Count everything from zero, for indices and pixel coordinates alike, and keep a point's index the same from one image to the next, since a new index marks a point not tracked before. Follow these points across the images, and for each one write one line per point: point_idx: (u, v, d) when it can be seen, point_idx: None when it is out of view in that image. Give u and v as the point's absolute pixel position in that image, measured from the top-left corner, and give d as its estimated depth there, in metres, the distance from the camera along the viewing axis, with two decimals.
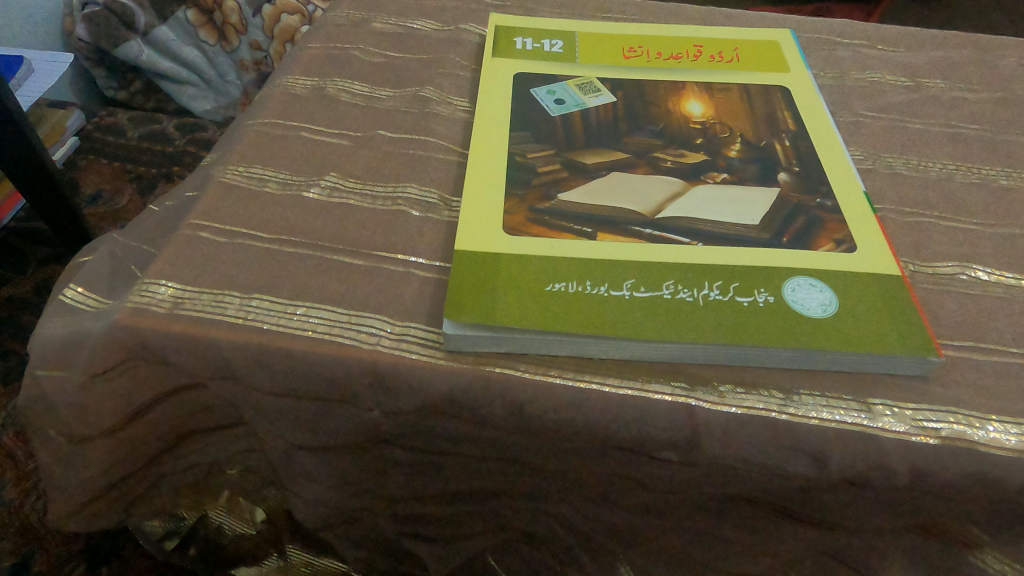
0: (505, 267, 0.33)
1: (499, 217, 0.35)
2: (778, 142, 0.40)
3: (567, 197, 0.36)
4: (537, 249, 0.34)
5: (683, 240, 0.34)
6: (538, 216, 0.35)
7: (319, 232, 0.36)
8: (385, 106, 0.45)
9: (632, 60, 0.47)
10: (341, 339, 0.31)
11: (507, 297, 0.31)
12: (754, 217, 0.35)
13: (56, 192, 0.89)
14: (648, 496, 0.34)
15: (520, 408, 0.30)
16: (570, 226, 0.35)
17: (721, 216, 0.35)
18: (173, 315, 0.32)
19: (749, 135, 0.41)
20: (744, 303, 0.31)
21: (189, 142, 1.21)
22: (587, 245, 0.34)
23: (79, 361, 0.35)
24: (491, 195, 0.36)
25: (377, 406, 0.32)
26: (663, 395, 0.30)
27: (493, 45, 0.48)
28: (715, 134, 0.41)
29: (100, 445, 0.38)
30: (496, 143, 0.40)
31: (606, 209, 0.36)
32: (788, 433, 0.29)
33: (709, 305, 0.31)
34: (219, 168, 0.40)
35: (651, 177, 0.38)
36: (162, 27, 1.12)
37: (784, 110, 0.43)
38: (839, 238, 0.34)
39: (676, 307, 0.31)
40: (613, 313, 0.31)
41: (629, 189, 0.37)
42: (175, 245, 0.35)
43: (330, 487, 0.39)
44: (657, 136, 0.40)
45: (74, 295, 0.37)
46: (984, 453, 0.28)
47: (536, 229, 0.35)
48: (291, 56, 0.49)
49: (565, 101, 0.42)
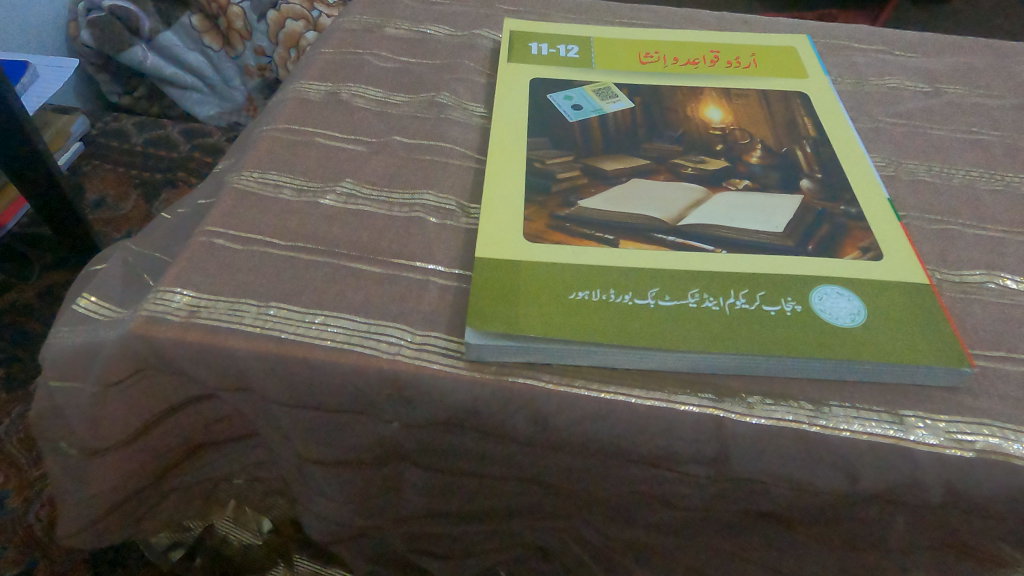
0: (527, 275, 0.32)
1: (519, 224, 0.35)
2: (798, 149, 0.40)
3: (589, 204, 0.36)
4: (560, 256, 0.33)
5: (707, 248, 0.34)
6: (559, 222, 0.35)
7: (337, 239, 0.36)
8: (400, 111, 0.44)
9: (649, 65, 0.46)
10: (360, 348, 0.31)
11: (531, 307, 0.31)
12: (778, 224, 0.35)
13: (59, 196, 0.88)
14: (671, 511, 0.33)
15: (544, 419, 0.30)
16: (592, 232, 0.34)
17: (745, 223, 0.35)
18: (189, 324, 0.31)
19: (769, 142, 0.40)
20: (770, 313, 0.31)
21: (195, 147, 1.20)
22: (610, 253, 0.33)
23: (94, 370, 0.34)
24: (511, 202, 0.36)
25: (397, 418, 0.32)
26: (691, 406, 0.29)
27: (508, 50, 0.47)
28: (735, 140, 0.40)
29: (113, 457, 0.38)
30: (514, 150, 0.39)
31: (628, 216, 0.35)
32: (818, 446, 0.28)
33: (735, 314, 0.31)
34: (234, 174, 0.40)
35: (673, 184, 0.37)
36: (168, 32, 1.13)
37: (803, 116, 0.42)
38: (865, 246, 0.34)
39: (702, 316, 0.30)
40: (638, 322, 0.30)
41: (650, 196, 0.36)
42: (191, 254, 0.34)
43: (344, 500, 0.38)
44: (677, 142, 0.40)
45: (88, 304, 0.37)
46: (1021, 467, 0.27)
47: (558, 236, 0.34)
48: (304, 61, 0.49)
49: (583, 107, 0.42)
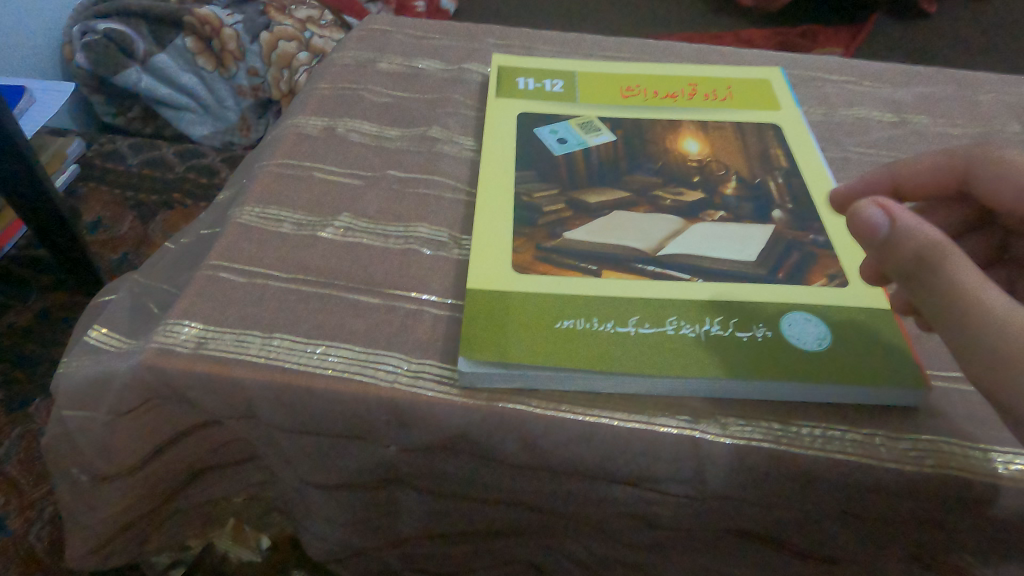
0: (515, 305, 0.34)
1: (508, 256, 0.37)
2: (771, 180, 0.42)
3: (573, 236, 0.38)
4: (546, 286, 0.35)
5: (684, 277, 0.36)
6: (545, 254, 0.37)
7: (335, 271, 0.38)
8: (394, 145, 0.47)
9: (630, 99, 0.49)
10: (360, 376, 0.33)
11: (519, 335, 0.33)
12: (750, 253, 0.37)
13: (59, 223, 0.90)
14: (654, 526, 0.35)
15: (532, 442, 0.32)
16: (576, 263, 0.36)
17: (719, 253, 0.37)
18: (197, 355, 0.33)
19: (743, 173, 0.43)
20: (742, 338, 0.33)
21: (189, 168, 1.19)
22: (593, 283, 0.36)
23: (106, 399, 0.36)
24: (500, 235, 0.38)
25: (395, 442, 0.34)
26: (669, 428, 0.31)
27: (497, 85, 0.49)
28: (711, 172, 0.43)
29: (121, 481, 0.40)
30: (503, 184, 0.41)
31: (610, 247, 0.37)
32: (788, 464, 0.31)
33: (710, 340, 0.33)
34: (236, 208, 0.42)
35: (652, 216, 0.39)
36: (162, 54, 1.16)
37: (776, 148, 0.44)
38: (831, 273, 0.36)
39: (679, 343, 0.33)
40: (619, 349, 0.32)
41: (631, 227, 0.39)
42: (197, 287, 0.36)
43: (344, 520, 0.40)
44: (657, 175, 0.42)
45: (99, 335, 0.39)
46: (974, 481, 0.30)
47: (545, 267, 0.36)
48: (302, 96, 0.51)
49: (568, 141, 0.44)
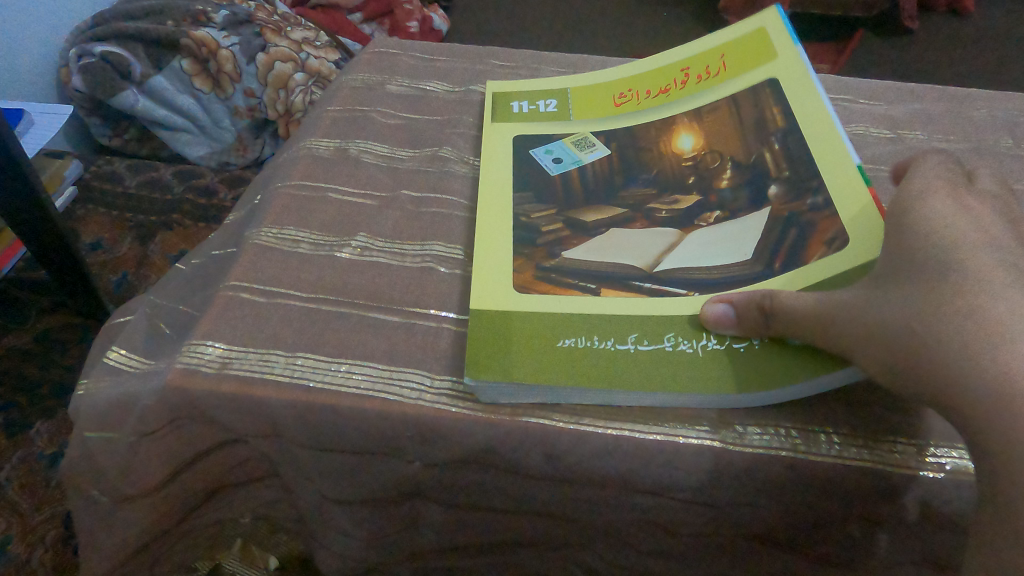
0: (518, 324, 0.35)
1: (510, 277, 0.38)
2: (767, 154, 0.42)
3: (571, 255, 0.39)
4: (551, 305, 0.36)
5: (680, 292, 0.36)
6: (545, 273, 0.38)
7: (354, 290, 0.38)
8: (406, 166, 0.47)
9: (622, 107, 0.49)
10: (384, 394, 0.33)
11: (522, 355, 0.34)
12: (745, 251, 0.37)
13: (73, 262, 0.90)
14: (671, 536, 0.36)
15: (554, 454, 0.33)
16: (576, 282, 0.37)
17: (715, 259, 0.37)
18: (222, 375, 0.34)
19: (739, 160, 0.42)
20: (740, 349, 0.33)
21: (189, 188, 1.18)
22: (592, 302, 0.36)
23: (129, 420, 0.37)
24: (502, 257, 0.39)
25: (417, 458, 0.34)
26: (689, 438, 0.32)
27: (492, 111, 0.51)
28: (705, 167, 0.43)
29: (140, 501, 0.40)
30: (502, 205, 0.43)
31: (607, 264, 0.38)
32: (805, 470, 0.31)
33: (708, 356, 0.33)
34: (253, 230, 0.42)
35: (649, 230, 0.40)
36: (159, 77, 1.14)
37: (773, 109, 0.44)
38: (829, 237, 0.36)
39: (677, 359, 0.33)
40: (618, 367, 0.33)
41: (628, 244, 0.39)
42: (218, 308, 0.37)
43: (363, 537, 0.41)
44: (653, 184, 0.43)
45: (118, 356, 0.40)
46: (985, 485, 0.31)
47: (545, 286, 0.37)
48: (312, 119, 0.52)
49: (563, 160, 0.46)
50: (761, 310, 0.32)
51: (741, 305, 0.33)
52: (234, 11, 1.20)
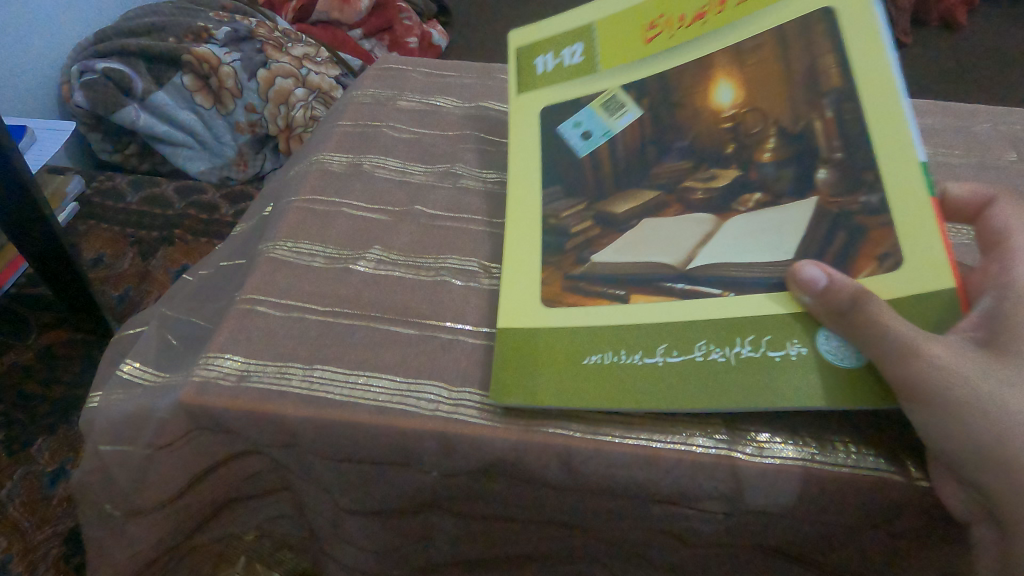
0: (545, 341, 0.35)
1: (536, 291, 0.37)
2: (819, 121, 0.35)
3: (602, 257, 0.37)
4: (578, 318, 0.35)
5: (714, 293, 0.34)
6: (572, 282, 0.37)
7: (369, 302, 0.38)
8: (419, 180, 0.48)
9: (654, 44, 0.43)
10: (402, 406, 0.33)
11: (548, 377, 0.33)
12: (787, 250, 0.33)
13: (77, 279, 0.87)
14: (685, 546, 0.36)
15: (571, 464, 0.33)
16: (604, 289, 0.36)
17: (752, 256, 0.34)
18: (240, 388, 0.34)
19: (785, 125, 0.36)
20: (776, 358, 0.31)
21: (190, 205, 1.14)
22: (620, 309, 0.35)
23: (145, 432, 0.37)
24: (528, 269, 0.38)
25: (436, 468, 0.34)
26: (706, 448, 0.32)
27: (516, 76, 0.47)
28: (746, 133, 0.37)
29: (153, 514, 0.39)
30: (533, 203, 0.41)
31: (639, 266, 0.36)
32: (824, 481, 0.31)
33: (740, 366, 0.32)
34: (268, 244, 0.43)
35: (683, 219, 0.37)
36: (161, 92, 1.13)
37: (829, 62, 0.35)
38: (883, 252, 0.31)
39: (707, 371, 0.32)
40: (644, 384, 0.32)
41: (661, 238, 0.37)
42: (235, 322, 0.37)
43: (376, 552, 0.41)
44: (688, 157, 0.39)
45: (130, 369, 0.40)
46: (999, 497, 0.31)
47: (571, 297, 0.36)
48: (324, 133, 0.53)
49: (591, 134, 0.43)
50: (853, 302, 0.29)
51: (834, 287, 0.30)
52: (235, 28, 1.20)
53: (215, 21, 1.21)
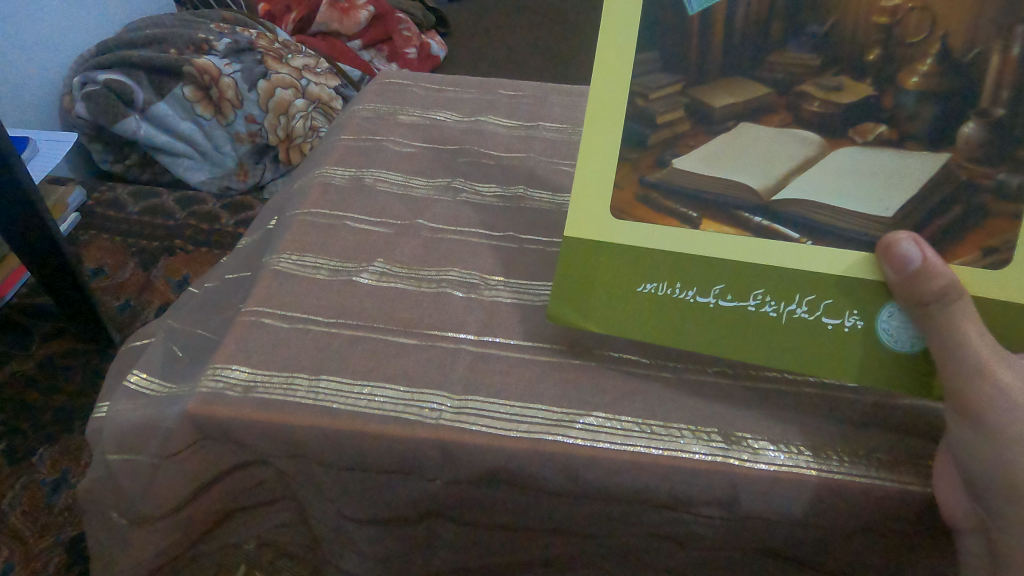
0: (603, 259, 0.34)
1: (608, 189, 0.33)
2: (997, 56, 0.28)
3: (685, 164, 0.32)
4: (641, 239, 0.33)
5: (792, 237, 0.31)
6: (646, 191, 0.33)
7: (372, 314, 0.39)
8: (420, 194, 0.49)
9: None
10: (405, 415, 0.34)
11: (599, 297, 0.34)
12: (888, 208, 0.30)
13: (79, 288, 0.85)
14: (681, 551, 0.37)
15: (570, 472, 0.33)
16: (675, 206, 0.32)
17: (852, 199, 0.30)
18: (246, 398, 0.35)
19: (952, 50, 0.28)
20: (828, 327, 0.31)
21: (191, 215, 1.13)
22: (689, 235, 0.32)
23: (152, 440, 0.37)
24: (600, 169, 0.33)
25: (438, 475, 0.35)
26: (703, 455, 0.33)
27: None
28: (900, 41, 0.29)
29: (160, 522, 0.40)
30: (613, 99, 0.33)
31: (721, 185, 0.32)
32: (818, 487, 0.32)
33: (788, 325, 0.32)
34: (272, 256, 0.44)
35: (791, 132, 0.31)
36: (162, 103, 1.13)
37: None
38: (990, 247, 0.28)
39: (754, 321, 0.32)
40: (690, 322, 0.33)
41: (756, 156, 0.31)
42: (241, 333, 0.38)
43: (378, 558, 0.41)
44: (817, 49, 0.30)
45: (137, 379, 0.41)
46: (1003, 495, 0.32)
47: (641, 211, 0.33)
48: (326, 147, 0.54)
49: None
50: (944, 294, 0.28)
51: (932, 269, 0.28)
52: (236, 39, 1.22)
53: (216, 32, 1.22)
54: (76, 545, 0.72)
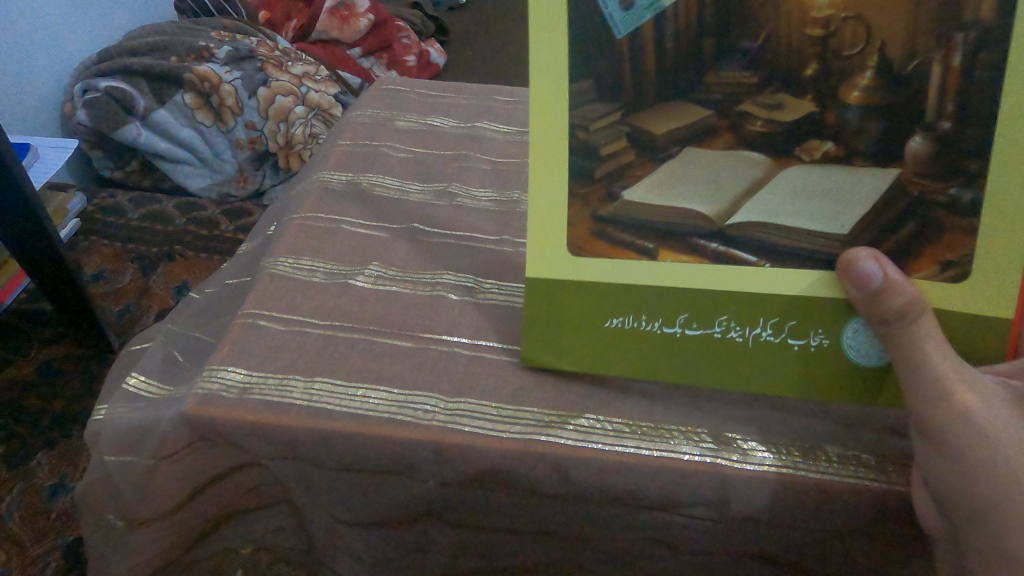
0: (568, 298, 0.34)
1: (563, 228, 0.33)
2: (939, 65, 0.27)
3: (632, 194, 0.32)
4: (601, 273, 0.33)
5: (751, 258, 0.31)
6: (602, 225, 0.32)
7: (367, 316, 0.40)
8: (416, 199, 0.49)
9: None
10: (398, 416, 0.34)
11: (571, 336, 0.35)
12: (844, 224, 0.29)
13: (78, 293, 0.85)
14: (674, 553, 0.37)
15: (562, 472, 0.34)
16: (631, 239, 0.32)
17: (803, 221, 0.30)
18: (242, 399, 0.35)
19: (890, 61, 0.28)
20: (796, 348, 0.32)
21: (190, 221, 1.13)
22: (650, 266, 0.32)
23: (149, 441, 0.38)
24: (555, 197, 0.33)
25: (432, 476, 0.35)
26: (694, 456, 0.33)
27: None
28: (836, 54, 0.28)
29: (156, 525, 0.40)
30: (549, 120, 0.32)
31: (672, 213, 0.31)
32: (808, 487, 0.32)
33: (755, 347, 0.32)
34: (269, 259, 0.44)
35: (736, 154, 0.30)
36: (162, 110, 1.14)
37: None
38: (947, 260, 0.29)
39: (722, 347, 0.33)
40: (664, 356, 0.34)
41: (702, 178, 0.31)
42: (237, 336, 0.39)
43: (374, 560, 0.42)
44: (752, 67, 0.29)
45: (136, 382, 0.42)
46: None
47: (600, 245, 0.32)
48: (324, 152, 0.55)
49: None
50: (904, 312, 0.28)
51: (894, 287, 0.28)
52: (236, 47, 1.21)
53: (216, 40, 1.23)
54: (75, 549, 0.71)
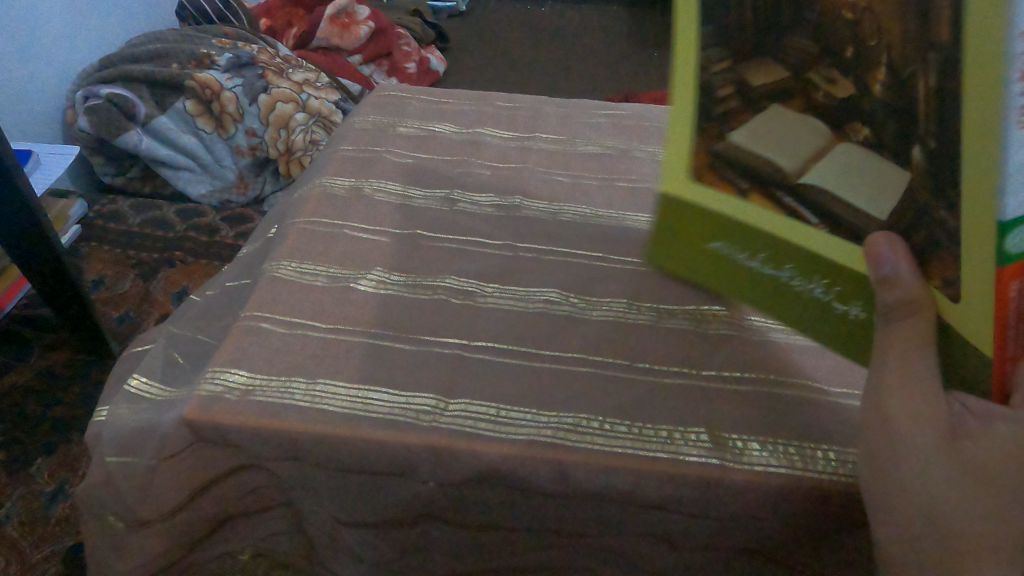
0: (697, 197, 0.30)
1: (683, 143, 0.30)
2: (922, 79, 0.24)
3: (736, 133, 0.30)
4: (702, 200, 0.30)
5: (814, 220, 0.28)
6: (716, 156, 0.30)
7: (369, 319, 0.40)
8: (418, 204, 0.50)
9: None
10: (400, 418, 0.35)
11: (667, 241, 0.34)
12: (882, 212, 0.27)
13: (80, 299, 0.85)
14: (673, 555, 0.37)
15: (562, 475, 0.34)
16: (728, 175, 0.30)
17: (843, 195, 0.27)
18: (244, 401, 0.35)
19: (894, 59, 0.25)
20: (838, 310, 0.30)
21: (191, 227, 1.13)
22: (734, 204, 0.30)
23: (151, 442, 0.38)
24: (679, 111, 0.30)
25: (431, 478, 0.35)
26: (693, 457, 0.33)
27: None
28: (864, 43, 0.27)
29: (157, 526, 0.40)
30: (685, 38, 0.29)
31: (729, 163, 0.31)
32: (806, 489, 0.32)
33: (810, 300, 0.31)
34: (272, 263, 0.44)
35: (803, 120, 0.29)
36: (163, 117, 1.15)
37: None
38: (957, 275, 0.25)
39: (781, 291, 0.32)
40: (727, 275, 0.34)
41: (776, 132, 0.29)
42: (240, 338, 0.39)
43: (375, 563, 0.42)
44: (816, 37, 0.28)
45: (138, 385, 0.42)
46: None
47: (705, 173, 0.31)
48: (327, 158, 0.55)
49: None
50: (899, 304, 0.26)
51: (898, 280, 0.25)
52: (238, 54, 1.23)
53: (218, 48, 1.23)
54: (74, 554, 0.71)
